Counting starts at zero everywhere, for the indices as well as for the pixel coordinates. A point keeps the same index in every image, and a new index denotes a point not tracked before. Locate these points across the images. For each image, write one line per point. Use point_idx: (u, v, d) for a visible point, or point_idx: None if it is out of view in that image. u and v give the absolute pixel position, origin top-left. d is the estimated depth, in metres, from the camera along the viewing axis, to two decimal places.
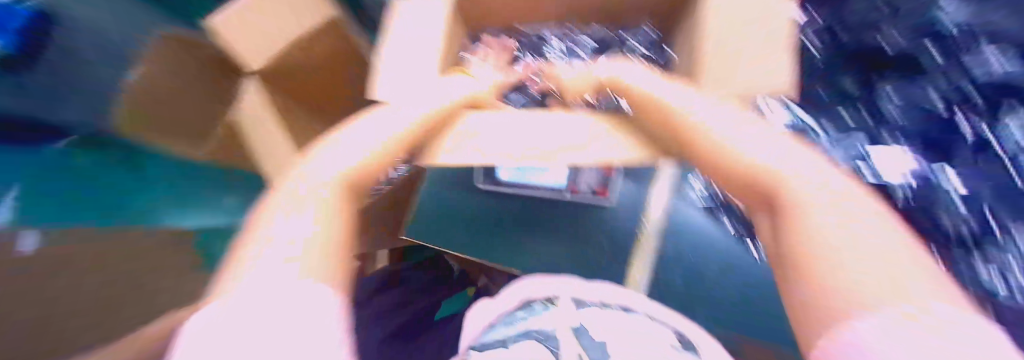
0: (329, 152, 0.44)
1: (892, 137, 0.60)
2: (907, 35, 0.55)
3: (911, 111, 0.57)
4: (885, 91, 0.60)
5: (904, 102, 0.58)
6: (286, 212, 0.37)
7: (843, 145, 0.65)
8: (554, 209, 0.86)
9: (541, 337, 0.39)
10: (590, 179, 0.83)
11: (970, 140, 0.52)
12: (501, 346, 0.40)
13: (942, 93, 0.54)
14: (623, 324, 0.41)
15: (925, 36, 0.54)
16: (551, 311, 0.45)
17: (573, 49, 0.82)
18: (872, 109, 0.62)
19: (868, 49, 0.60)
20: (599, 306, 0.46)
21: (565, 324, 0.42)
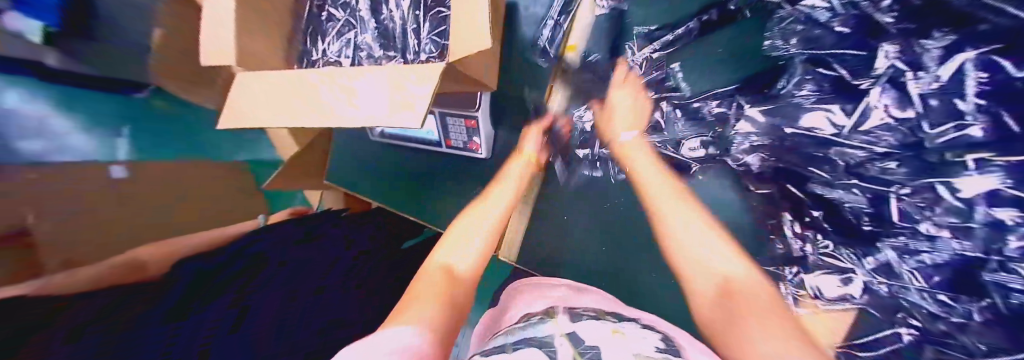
0: (346, 77, 0.30)
1: (937, 296, 0.23)
2: (841, 151, 0.25)
3: (940, 259, 0.22)
4: (897, 245, 0.24)
5: (938, 277, 0.23)
6: (335, 101, 0.29)
7: (917, 240, 0.23)
8: (433, 169, 0.50)
9: (544, 344, 0.25)
10: (457, 126, 0.43)
11: (944, 319, 0.23)
12: (500, 351, 0.26)
13: (947, 254, 0.22)
14: (629, 347, 0.24)
15: (853, 177, 0.25)
16: (552, 325, 0.29)
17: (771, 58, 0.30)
18: (898, 227, 0.24)
19: (864, 175, 0.25)
20: (595, 318, 0.30)
21: (573, 348, 0.24)
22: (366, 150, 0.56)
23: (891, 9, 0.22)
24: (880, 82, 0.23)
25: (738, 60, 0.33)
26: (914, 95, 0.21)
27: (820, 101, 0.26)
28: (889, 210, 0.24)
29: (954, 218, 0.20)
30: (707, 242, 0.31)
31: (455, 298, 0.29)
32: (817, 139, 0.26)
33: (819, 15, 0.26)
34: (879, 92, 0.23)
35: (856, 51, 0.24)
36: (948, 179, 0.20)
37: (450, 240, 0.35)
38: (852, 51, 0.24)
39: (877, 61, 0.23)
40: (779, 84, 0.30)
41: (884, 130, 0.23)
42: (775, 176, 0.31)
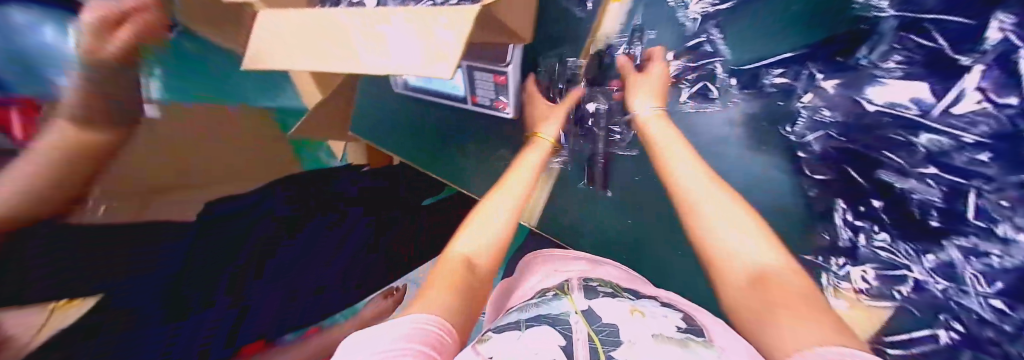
0: (365, 16, 0.28)
1: (1000, 306, 0.21)
2: (930, 137, 0.22)
3: (1011, 263, 0.20)
4: (963, 246, 0.22)
5: (1003, 283, 0.21)
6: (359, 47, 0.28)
7: (986, 248, 0.21)
8: (457, 126, 0.49)
9: (558, 323, 0.27)
10: (485, 82, 0.42)
11: (1000, 326, 0.21)
12: (515, 327, 0.27)
13: (1016, 264, 0.20)
14: (648, 324, 0.25)
15: (932, 166, 0.22)
16: (567, 303, 0.30)
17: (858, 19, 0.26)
18: (968, 232, 0.22)
19: (948, 169, 0.22)
20: (610, 294, 0.31)
21: (588, 326, 0.26)
22: (385, 104, 0.54)
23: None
24: (981, 64, 0.20)
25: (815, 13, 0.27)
26: None
27: (908, 75, 0.23)
28: (965, 207, 0.21)
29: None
30: (732, 221, 0.27)
31: (473, 287, 0.30)
32: (901, 120, 0.24)
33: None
34: (975, 73, 0.20)
35: (960, 20, 0.21)
36: None
37: (478, 217, 0.35)
38: (961, 17, 0.21)
39: (983, 38, 0.20)
40: (860, 50, 0.26)
41: (979, 116, 0.20)
42: (835, 157, 0.27)
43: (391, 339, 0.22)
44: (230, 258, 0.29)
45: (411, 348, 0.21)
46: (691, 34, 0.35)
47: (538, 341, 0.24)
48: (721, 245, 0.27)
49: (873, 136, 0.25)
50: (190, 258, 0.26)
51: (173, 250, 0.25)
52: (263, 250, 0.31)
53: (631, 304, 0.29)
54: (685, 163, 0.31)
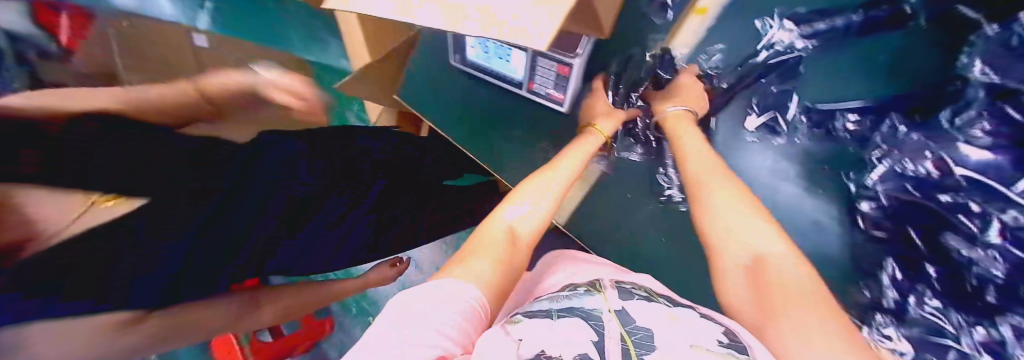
0: None
1: None
2: (1015, 215, 0.21)
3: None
4: (1016, 326, 0.22)
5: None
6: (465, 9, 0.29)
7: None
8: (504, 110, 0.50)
9: (591, 318, 0.27)
10: (547, 70, 0.43)
11: None
12: (545, 315, 0.28)
13: None
14: (684, 332, 0.25)
15: (1015, 249, 0.22)
16: (600, 300, 0.30)
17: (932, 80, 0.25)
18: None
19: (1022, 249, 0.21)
20: (644, 297, 0.32)
21: (620, 326, 0.26)
22: (435, 77, 0.56)
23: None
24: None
25: (902, 63, 0.26)
26: None
27: (992, 146, 0.22)
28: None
29: None
30: (749, 221, 0.30)
31: (513, 265, 0.33)
32: (983, 190, 0.23)
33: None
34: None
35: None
36: None
37: (522, 195, 0.38)
38: None
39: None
40: (942, 112, 0.24)
41: None
42: (897, 212, 0.27)
43: (434, 320, 0.24)
44: (229, 257, 0.32)
45: (444, 334, 0.23)
46: (769, 59, 0.33)
47: (570, 332, 0.25)
48: (734, 249, 0.30)
49: (939, 201, 0.25)
50: (189, 258, 0.29)
51: (173, 249, 0.26)
52: (262, 250, 0.34)
53: (665, 309, 0.29)
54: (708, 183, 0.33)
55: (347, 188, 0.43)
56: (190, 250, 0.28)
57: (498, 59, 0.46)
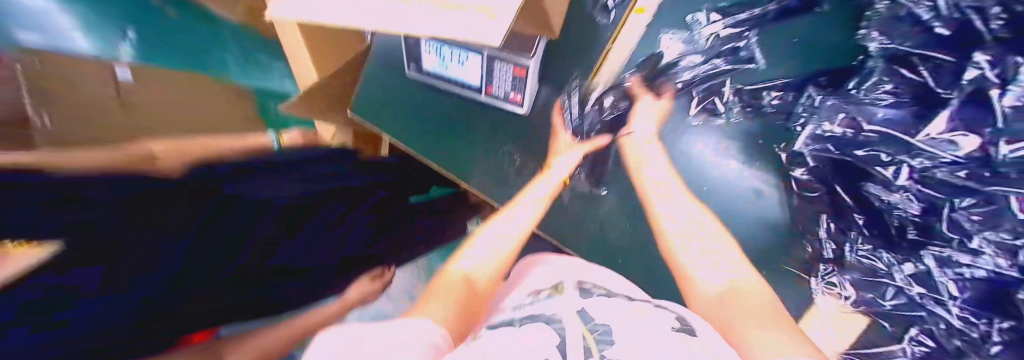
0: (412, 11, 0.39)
1: (967, 317, 0.24)
2: (918, 157, 0.24)
3: (977, 274, 0.23)
4: (938, 255, 0.25)
5: (972, 292, 0.23)
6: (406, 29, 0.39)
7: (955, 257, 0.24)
8: (471, 115, 0.54)
9: (553, 321, 0.27)
10: (504, 72, 0.49)
11: (961, 333, 0.24)
12: (510, 325, 0.29)
13: (983, 274, 0.22)
14: (641, 323, 0.26)
15: (919, 190, 0.25)
16: (564, 303, 0.31)
17: (829, 60, 0.31)
18: (939, 242, 0.25)
19: (924, 187, 0.25)
20: (603, 295, 0.33)
21: (581, 325, 0.26)
22: (403, 91, 0.59)
23: (1000, 17, 0.20)
24: (960, 97, 0.21)
25: (817, 52, 0.32)
26: (992, 108, 0.19)
27: (895, 104, 0.26)
28: (939, 222, 0.24)
29: (981, 247, 0.22)
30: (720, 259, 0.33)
31: (474, 302, 0.35)
32: (888, 139, 0.26)
33: (920, 12, 0.25)
34: (954, 106, 0.22)
35: (945, 58, 0.23)
36: (1005, 191, 0.20)
37: (479, 246, 0.44)
38: (944, 56, 0.23)
39: (963, 73, 0.22)
40: (852, 80, 0.29)
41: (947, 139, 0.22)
42: (828, 169, 0.31)
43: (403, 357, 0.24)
44: (230, 257, 0.43)
45: None
46: (713, 52, 0.38)
47: (529, 339, 0.25)
48: (695, 258, 0.35)
49: (858, 155, 0.29)
50: (189, 258, 0.40)
51: (172, 249, 0.39)
52: (263, 250, 0.47)
53: (632, 307, 0.30)
54: (485, 234, 0.46)
55: (347, 195, 0.60)
56: (190, 250, 0.40)
57: (456, 64, 0.51)
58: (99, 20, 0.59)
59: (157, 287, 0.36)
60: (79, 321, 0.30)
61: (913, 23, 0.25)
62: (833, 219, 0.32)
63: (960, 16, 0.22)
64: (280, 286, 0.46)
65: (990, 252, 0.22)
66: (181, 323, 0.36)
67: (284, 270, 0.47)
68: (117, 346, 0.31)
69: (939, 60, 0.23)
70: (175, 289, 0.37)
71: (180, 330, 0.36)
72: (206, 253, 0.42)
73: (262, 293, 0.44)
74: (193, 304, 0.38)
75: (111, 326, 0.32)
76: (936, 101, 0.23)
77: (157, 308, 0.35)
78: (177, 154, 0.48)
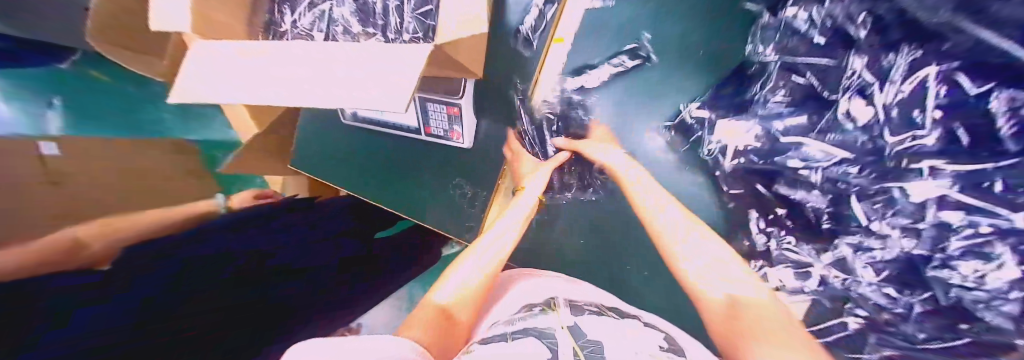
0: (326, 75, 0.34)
1: (891, 291, 0.24)
2: (822, 157, 0.26)
3: (889, 255, 0.24)
4: (853, 243, 0.25)
5: (890, 271, 0.24)
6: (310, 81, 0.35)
7: (869, 243, 0.25)
8: (416, 155, 0.56)
9: (545, 336, 0.29)
10: (439, 111, 0.52)
11: (886, 307, 0.24)
12: (500, 340, 0.31)
13: (895, 252, 0.23)
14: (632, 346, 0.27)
15: (825, 184, 0.26)
16: (552, 318, 0.33)
17: (743, 69, 0.32)
18: (848, 232, 0.26)
19: (831, 183, 0.26)
20: (594, 311, 0.35)
21: (573, 340, 0.29)
22: (346, 139, 0.62)
23: (867, 22, 0.24)
24: (848, 93, 0.25)
25: (717, 65, 0.33)
26: (880, 106, 0.23)
27: (792, 105, 0.28)
28: (851, 209, 0.25)
29: (889, 232, 0.23)
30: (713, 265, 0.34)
31: (448, 338, 0.38)
32: (800, 143, 0.28)
33: (799, 24, 0.28)
34: (849, 101, 0.25)
35: (824, 61, 0.26)
36: (901, 183, 0.22)
37: (450, 281, 0.45)
38: (824, 60, 0.26)
39: (844, 74, 0.25)
40: (755, 84, 0.31)
41: (851, 134, 0.25)
42: (744, 176, 0.32)
43: None
44: (229, 261, 0.53)
45: None
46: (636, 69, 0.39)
47: (532, 351, 0.27)
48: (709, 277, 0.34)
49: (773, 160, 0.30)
50: (187, 263, 0.50)
51: (163, 262, 0.48)
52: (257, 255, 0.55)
53: (631, 326, 0.31)
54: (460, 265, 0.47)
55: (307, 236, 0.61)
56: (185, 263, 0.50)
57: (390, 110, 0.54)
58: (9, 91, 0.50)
59: (157, 287, 0.46)
60: (78, 322, 0.41)
61: (790, 34, 0.29)
62: (760, 216, 0.31)
63: (831, 24, 0.26)
64: (280, 286, 0.55)
65: (897, 233, 0.23)
66: (180, 322, 0.46)
67: (284, 270, 0.57)
68: (117, 346, 0.41)
69: (818, 66, 0.27)
70: (176, 290, 0.47)
71: (179, 329, 0.45)
72: (200, 272, 0.50)
73: (262, 292, 0.53)
74: (193, 303, 0.48)
75: (111, 326, 0.42)
76: (829, 101, 0.26)
77: (157, 308, 0.45)
78: None
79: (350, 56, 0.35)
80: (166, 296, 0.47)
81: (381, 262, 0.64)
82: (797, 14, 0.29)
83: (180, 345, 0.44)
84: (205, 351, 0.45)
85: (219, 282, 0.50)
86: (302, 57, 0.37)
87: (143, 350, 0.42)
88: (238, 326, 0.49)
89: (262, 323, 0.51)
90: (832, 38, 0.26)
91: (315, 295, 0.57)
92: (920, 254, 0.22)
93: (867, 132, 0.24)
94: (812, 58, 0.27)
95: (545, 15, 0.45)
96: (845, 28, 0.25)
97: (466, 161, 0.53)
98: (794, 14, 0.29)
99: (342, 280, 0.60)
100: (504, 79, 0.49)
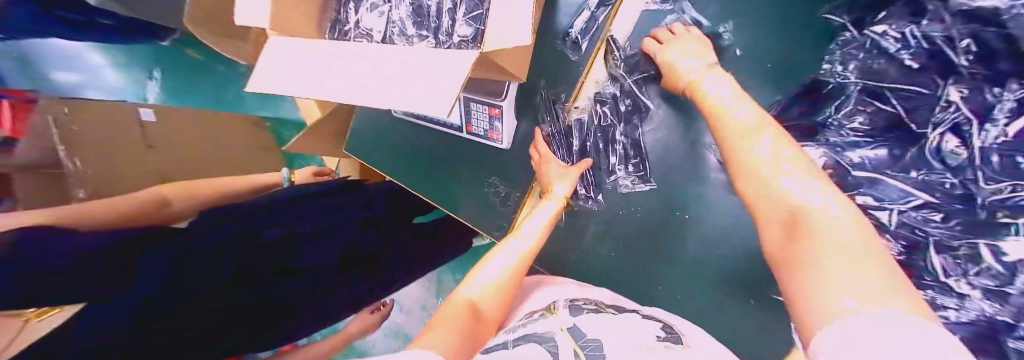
0: (379, 73, 0.37)
1: None
2: (902, 199, 0.24)
3: (965, 317, 0.21)
4: (920, 297, 0.23)
5: (959, 334, 0.21)
6: (366, 78, 0.37)
7: (940, 301, 0.22)
8: (454, 149, 0.58)
9: (545, 341, 0.28)
10: (480, 112, 0.52)
11: None
12: (501, 347, 0.29)
13: (971, 315, 0.21)
14: (631, 339, 0.26)
15: (905, 229, 0.24)
16: (552, 321, 0.32)
17: (817, 89, 0.29)
18: (920, 284, 0.23)
19: (909, 227, 0.24)
20: (594, 311, 0.33)
21: (573, 341, 0.27)
22: (393, 128, 0.65)
23: (969, 51, 0.21)
24: (941, 129, 0.22)
25: (782, 82, 0.31)
26: (973, 149, 0.20)
27: (870, 134, 0.26)
28: (926, 260, 0.23)
29: (968, 290, 0.21)
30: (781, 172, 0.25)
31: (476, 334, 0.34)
32: (872, 179, 0.25)
33: (888, 45, 0.25)
34: (940, 139, 0.22)
35: (915, 89, 0.23)
36: (993, 241, 0.20)
37: (480, 275, 0.41)
38: (913, 87, 0.23)
39: (936, 107, 0.22)
40: (828, 106, 0.28)
41: (940, 175, 0.22)
42: None
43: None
44: (224, 255, 0.42)
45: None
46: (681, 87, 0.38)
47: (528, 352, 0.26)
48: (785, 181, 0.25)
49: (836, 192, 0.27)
50: (183, 258, 0.39)
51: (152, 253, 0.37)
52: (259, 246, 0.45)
53: (634, 321, 0.30)
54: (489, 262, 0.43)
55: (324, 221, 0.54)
56: (184, 252, 0.39)
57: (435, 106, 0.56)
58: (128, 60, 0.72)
59: (158, 287, 0.35)
60: (82, 323, 0.30)
61: (875, 53, 0.26)
62: None
63: (930, 46, 0.23)
64: (280, 286, 0.45)
65: (980, 293, 0.20)
66: (181, 322, 0.35)
67: (284, 269, 0.46)
68: (117, 345, 0.30)
69: (911, 91, 0.24)
70: (176, 289, 0.37)
71: (179, 329, 0.34)
72: (206, 258, 0.40)
73: (263, 292, 0.43)
74: (193, 303, 0.37)
75: (111, 326, 0.31)
76: (917, 136, 0.23)
77: (158, 308, 0.34)
78: (192, 198, 0.50)
79: (401, 56, 0.38)
80: (171, 294, 0.36)
81: (381, 262, 0.59)
82: (890, 31, 0.25)
83: (180, 346, 0.34)
84: (206, 353, 0.35)
85: (220, 279, 0.40)
86: (360, 54, 0.40)
87: (143, 350, 0.31)
88: (238, 326, 0.39)
89: (262, 322, 0.42)
90: (930, 61, 0.23)
91: (315, 295, 0.48)
92: (1003, 320, 0.20)
93: (963, 175, 0.21)
94: (900, 83, 0.24)
95: (598, 18, 0.43)
96: (948, 53, 0.22)
97: (500, 160, 0.54)
98: (882, 32, 0.26)
99: (342, 280, 0.52)
100: (545, 76, 0.49)
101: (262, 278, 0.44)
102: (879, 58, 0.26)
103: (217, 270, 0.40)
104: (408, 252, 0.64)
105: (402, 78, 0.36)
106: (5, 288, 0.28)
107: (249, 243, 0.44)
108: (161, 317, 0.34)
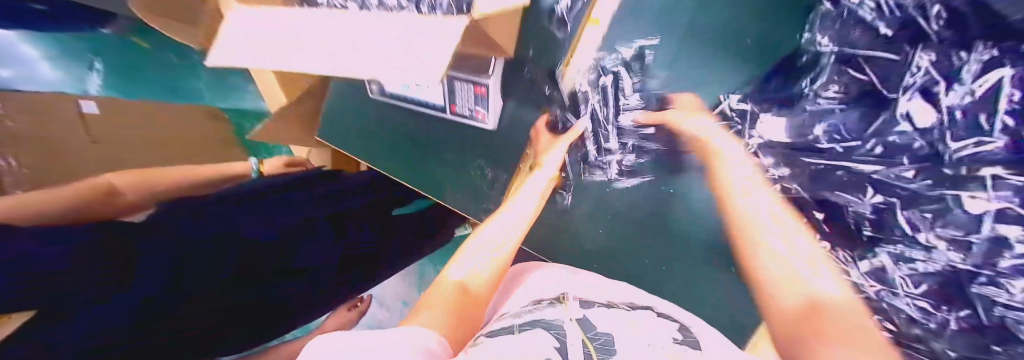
0: (358, 47, 0.35)
1: (925, 303, 0.23)
2: (871, 163, 0.25)
3: (932, 268, 0.23)
4: (893, 252, 0.25)
5: (928, 285, 0.23)
6: (342, 54, 0.35)
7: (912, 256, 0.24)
8: (439, 134, 0.57)
9: (552, 327, 0.28)
10: (465, 91, 0.51)
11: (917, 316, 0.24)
12: (507, 332, 0.28)
13: (937, 266, 0.23)
14: (641, 337, 0.26)
15: (877, 192, 0.25)
16: (561, 310, 0.31)
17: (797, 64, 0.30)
18: (892, 241, 0.25)
19: (882, 189, 0.25)
20: (606, 305, 0.33)
21: (582, 333, 0.27)
22: (373, 114, 0.63)
23: (941, 16, 0.22)
24: (909, 92, 0.23)
25: (765, 60, 0.32)
26: (942, 107, 0.21)
27: (842, 102, 0.27)
28: (894, 218, 0.24)
29: (935, 243, 0.22)
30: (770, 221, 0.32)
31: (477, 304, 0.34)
32: (846, 147, 0.27)
33: (863, 15, 0.26)
34: (908, 101, 0.23)
35: (887, 55, 0.24)
36: (958, 192, 0.21)
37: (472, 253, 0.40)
38: (885, 53, 0.25)
39: (906, 72, 0.23)
40: (802, 80, 0.30)
41: (909, 135, 0.23)
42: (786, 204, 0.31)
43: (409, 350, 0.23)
44: (225, 255, 0.43)
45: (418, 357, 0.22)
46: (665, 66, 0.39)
47: (538, 338, 0.26)
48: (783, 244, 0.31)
49: (805, 161, 0.30)
50: (183, 259, 0.40)
51: (151, 249, 0.38)
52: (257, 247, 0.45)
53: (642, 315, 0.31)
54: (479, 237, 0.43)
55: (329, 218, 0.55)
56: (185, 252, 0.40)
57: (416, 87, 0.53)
58: (60, 52, 0.63)
59: (157, 287, 0.37)
60: (81, 321, 0.32)
61: (850, 25, 0.27)
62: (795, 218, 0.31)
63: (903, 14, 0.24)
64: (280, 286, 0.46)
65: (945, 244, 0.22)
66: (181, 322, 0.37)
67: (284, 269, 0.47)
68: (117, 346, 0.33)
69: (883, 58, 0.25)
70: (176, 289, 0.38)
71: (179, 329, 0.37)
72: (206, 258, 0.41)
73: (263, 292, 0.44)
74: (193, 303, 0.39)
75: (112, 326, 0.33)
76: (889, 100, 0.24)
77: (158, 308, 0.36)
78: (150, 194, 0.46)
79: (380, 29, 0.35)
80: (168, 295, 0.38)
81: (381, 261, 0.59)
82: (865, 1, 0.26)
83: (180, 346, 0.37)
84: (204, 353, 0.39)
85: (221, 279, 0.42)
86: (335, 26, 0.37)
87: (143, 351, 0.34)
88: (238, 326, 0.42)
89: (262, 322, 0.44)
90: (902, 27, 0.24)
91: (315, 295, 0.49)
92: (962, 269, 0.21)
93: (927, 133, 0.22)
94: (871, 51, 0.25)
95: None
96: (919, 19, 0.23)
97: (489, 140, 0.53)
98: (858, 3, 0.27)
99: (343, 280, 0.53)
100: (536, 56, 0.48)
101: (261, 277, 0.45)
102: (856, 27, 0.27)
103: (217, 269, 0.42)
104: (408, 252, 0.64)
105: (383, 51, 0.33)
106: (4, 290, 0.29)
107: (248, 244, 0.45)
108: (160, 319, 0.36)
